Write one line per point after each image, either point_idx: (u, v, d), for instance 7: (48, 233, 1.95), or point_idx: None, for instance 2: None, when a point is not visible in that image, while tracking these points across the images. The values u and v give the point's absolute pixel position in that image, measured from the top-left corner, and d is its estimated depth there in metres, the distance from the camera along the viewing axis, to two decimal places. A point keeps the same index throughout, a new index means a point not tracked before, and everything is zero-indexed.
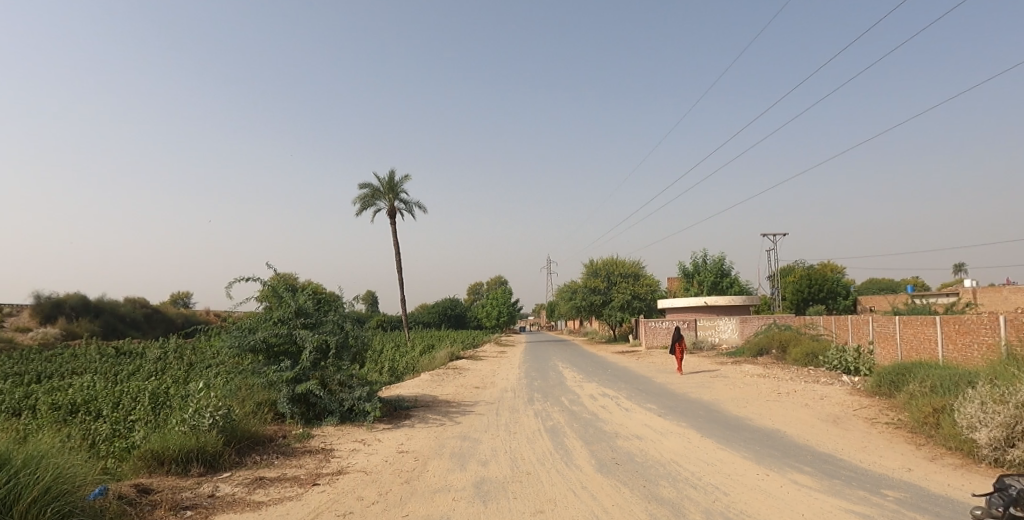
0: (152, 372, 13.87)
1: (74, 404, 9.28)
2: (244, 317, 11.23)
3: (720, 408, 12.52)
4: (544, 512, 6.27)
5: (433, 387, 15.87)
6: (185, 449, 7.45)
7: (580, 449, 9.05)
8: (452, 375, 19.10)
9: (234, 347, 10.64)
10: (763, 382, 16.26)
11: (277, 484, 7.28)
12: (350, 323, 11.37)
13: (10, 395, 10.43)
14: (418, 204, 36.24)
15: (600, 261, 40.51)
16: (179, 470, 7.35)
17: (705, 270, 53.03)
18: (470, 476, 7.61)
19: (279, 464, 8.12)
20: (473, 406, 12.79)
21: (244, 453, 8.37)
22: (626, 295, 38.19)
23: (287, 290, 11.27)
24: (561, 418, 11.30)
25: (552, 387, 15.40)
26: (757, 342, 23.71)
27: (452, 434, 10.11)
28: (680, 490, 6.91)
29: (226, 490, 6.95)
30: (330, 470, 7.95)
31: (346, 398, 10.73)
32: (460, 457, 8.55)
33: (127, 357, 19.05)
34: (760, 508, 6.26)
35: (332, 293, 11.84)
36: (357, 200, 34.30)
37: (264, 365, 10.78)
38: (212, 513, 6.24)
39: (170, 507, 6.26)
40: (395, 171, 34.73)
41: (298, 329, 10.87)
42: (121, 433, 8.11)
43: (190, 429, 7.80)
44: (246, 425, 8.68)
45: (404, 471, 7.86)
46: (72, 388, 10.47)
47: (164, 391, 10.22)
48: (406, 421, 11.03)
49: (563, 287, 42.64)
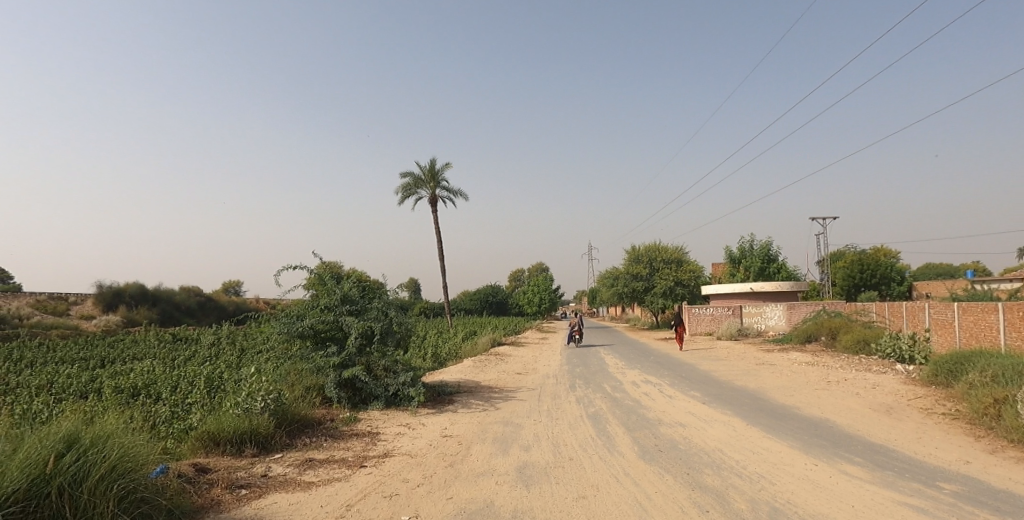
0: (206, 357, 14.44)
1: (136, 387, 9.74)
2: (292, 304, 11.49)
3: (766, 396, 12.24)
4: (587, 498, 6.30)
5: (475, 373, 16.05)
6: (239, 430, 7.74)
7: (622, 436, 8.99)
8: (494, 361, 19.24)
9: (283, 332, 10.91)
10: (812, 370, 15.79)
11: (326, 465, 7.49)
12: (394, 310, 11.53)
13: (78, 379, 11.01)
14: (461, 194, 36.32)
15: (643, 247, 39.95)
16: (233, 451, 7.65)
17: (751, 256, 51.63)
18: (514, 461, 7.68)
19: (328, 446, 8.35)
20: (515, 392, 12.86)
21: (294, 435, 8.65)
22: (669, 281, 37.50)
23: (332, 278, 11.52)
24: (603, 405, 11.22)
25: (594, 374, 15.31)
26: (806, 329, 23.06)
27: (495, 419, 10.19)
28: (725, 479, 6.82)
29: (279, 470, 7.20)
30: (376, 452, 8.13)
31: (390, 384, 10.94)
32: (503, 442, 8.62)
33: (185, 343, 19.84)
34: (808, 498, 6.12)
35: (376, 280, 12.04)
36: (400, 188, 34.62)
37: (312, 350, 11.04)
38: (265, 492, 6.49)
39: (226, 486, 6.54)
40: (436, 158, 34.90)
41: (344, 316, 11.10)
42: (179, 415, 8.46)
43: (244, 411, 8.09)
44: (296, 409, 8.96)
45: (448, 455, 7.99)
46: (134, 372, 10.97)
47: (218, 375, 10.61)
48: (450, 407, 11.16)
49: (605, 274, 42.36)
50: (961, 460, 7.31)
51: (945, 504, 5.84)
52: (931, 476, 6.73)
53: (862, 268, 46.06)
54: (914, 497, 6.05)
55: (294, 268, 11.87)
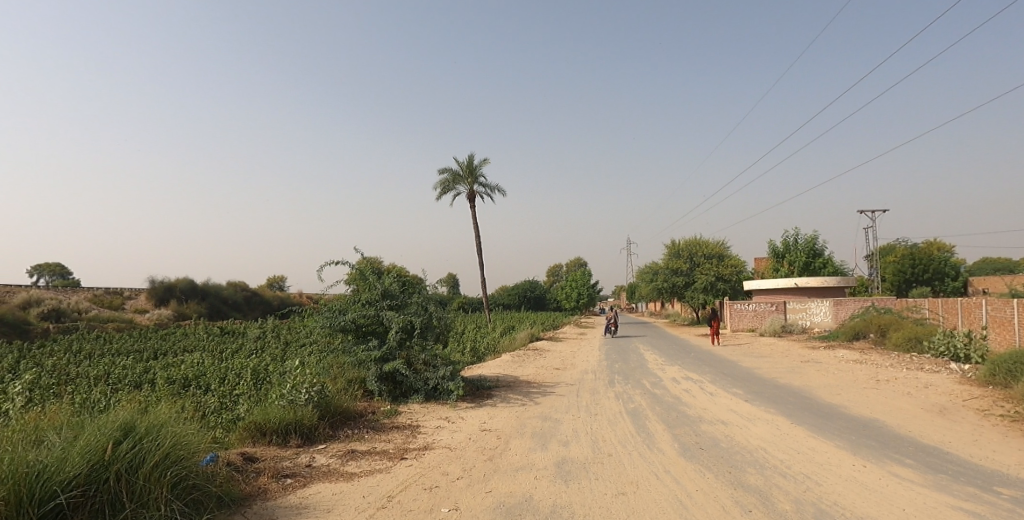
0: (253, 350, 14.88)
1: (186, 378, 10.10)
2: (334, 299, 11.71)
3: (812, 395, 11.90)
4: (626, 494, 6.25)
5: (513, 367, 16.08)
6: (284, 421, 7.95)
7: (662, 432, 8.88)
8: (532, 356, 19.23)
9: (325, 326, 11.13)
10: (860, 368, 15.27)
11: (368, 457, 7.62)
12: (434, 305, 11.63)
13: (133, 370, 11.47)
14: (498, 189, 36.40)
15: (682, 241, 39.33)
16: (279, 441, 7.86)
17: (796, 250, 50.26)
18: (553, 456, 7.67)
19: (369, 438, 8.51)
20: (553, 387, 12.83)
21: (337, 427, 8.84)
22: (710, 276, 36.79)
23: (373, 273, 11.69)
24: (642, 401, 11.09)
25: (633, 370, 15.17)
26: (853, 326, 22.33)
27: (533, 414, 10.19)
28: (769, 479, 6.66)
29: (322, 461, 7.37)
30: (417, 445, 8.24)
31: (430, 378, 11.05)
32: (541, 437, 8.62)
33: (232, 337, 20.48)
34: (856, 500, 5.93)
35: (416, 276, 12.14)
36: (438, 184, 34.91)
37: (353, 344, 11.24)
38: (310, 482, 6.66)
39: (272, 475, 6.73)
40: (474, 154, 35.04)
41: (385, 311, 11.25)
42: (227, 405, 8.74)
43: (289, 403, 8.29)
44: (339, 401, 9.15)
45: (487, 449, 8.03)
46: (184, 364, 11.36)
47: (263, 368, 10.91)
48: (488, 401, 11.22)
49: (644, 269, 41.84)
50: (1021, 464, 6.96)
51: (1003, 510, 5.57)
52: (988, 480, 6.43)
53: (914, 263, 44.36)
54: (969, 502, 5.80)
55: (336, 263, 12.09)
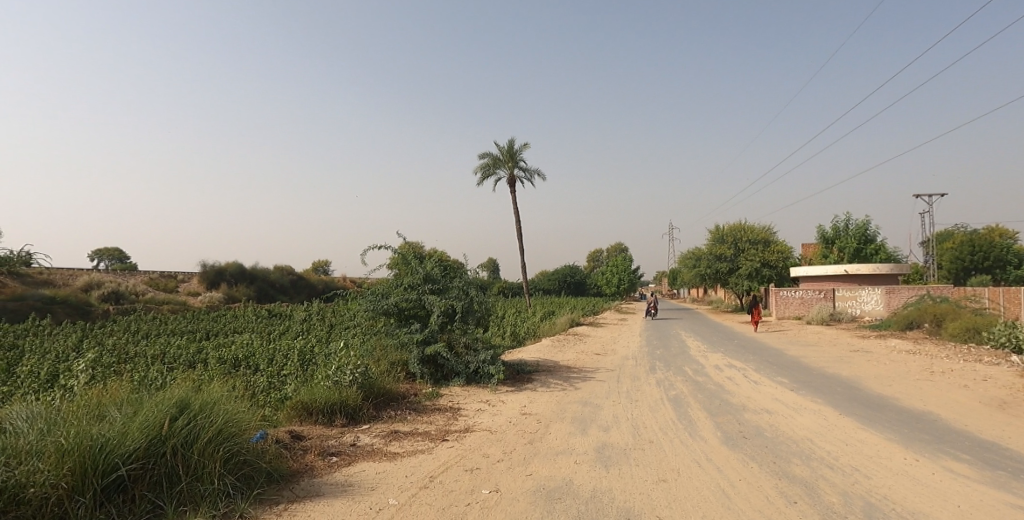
0: (299, 332, 15.29)
1: (237, 358, 10.46)
2: (377, 283, 11.91)
3: (861, 385, 11.52)
4: (667, 481, 6.19)
5: (553, 352, 16.06)
6: (329, 401, 8.16)
7: (704, 420, 8.75)
8: (572, 341, 19.20)
9: (369, 309, 11.32)
10: (913, 359, 14.69)
11: (410, 437, 7.76)
12: (474, 289, 11.71)
13: (187, 350, 11.95)
14: (538, 173, 36.21)
15: (727, 227, 38.47)
16: (325, 421, 8.08)
17: (846, 236, 48.57)
18: (593, 441, 7.65)
19: (412, 419, 8.66)
20: (593, 372, 12.77)
21: (380, 407, 9.02)
22: (755, 262, 35.90)
23: (415, 258, 11.82)
24: (684, 388, 10.94)
25: (674, 357, 14.98)
26: (907, 315, 21.49)
27: (573, 399, 10.18)
28: (815, 470, 6.48)
29: (366, 440, 7.54)
30: (458, 427, 8.34)
31: (471, 361, 11.16)
32: (581, 422, 8.61)
33: (279, 319, 21.13)
34: (908, 495, 5.72)
35: (457, 260, 12.22)
36: (479, 169, 34.99)
37: (396, 327, 11.41)
38: (354, 460, 6.82)
39: (319, 453, 6.93)
40: (514, 138, 34.93)
41: (427, 295, 11.36)
42: (276, 385, 9.01)
43: (334, 384, 8.50)
44: (382, 383, 9.33)
45: (527, 432, 8.08)
46: (235, 345, 11.76)
47: (309, 349, 11.20)
48: (528, 385, 11.25)
49: (686, 255, 41.15)
50: None
51: None
52: None
53: (973, 250, 42.30)
54: None
55: (379, 248, 12.28)
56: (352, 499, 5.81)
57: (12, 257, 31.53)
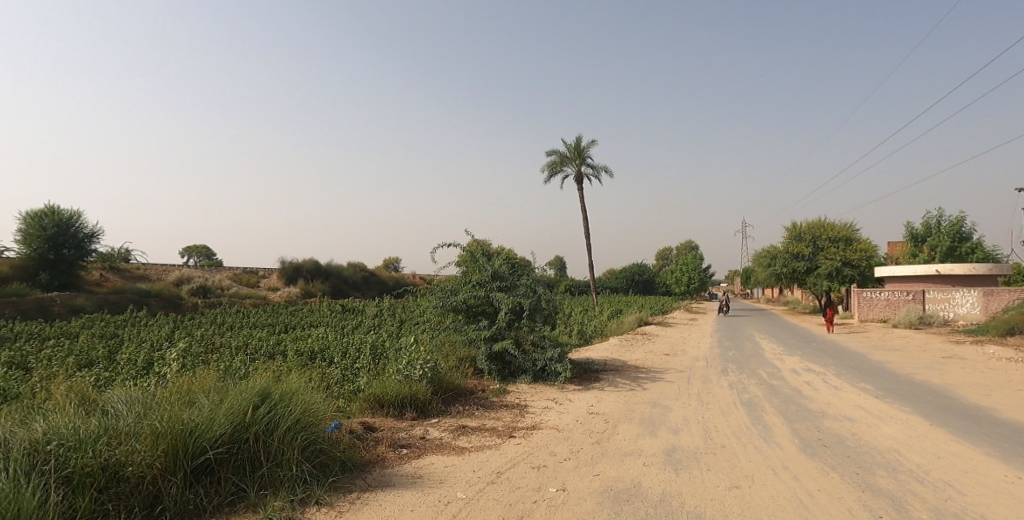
0: (371, 327, 15.77)
1: (313, 351, 10.90)
2: (446, 280, 12.12)
3: (955, 394, 10.72)
4: (740, 488, 5.98)
5: (620, 352, 15.85)
6: (400, 395, 8.37)
7: (780, 426, 8.39)
8: (639, 341, 18.85)
9: (438, 306, 11.54)
10: (1016, 368, 13.52)
11: (478, 433, 7.85)
12: (542, 287, 11.71)
13: (267, 342, 12.58)
14: (606, 170, 35.77)
15: (805, 224, 36.77)
16: (396, 413, 8.29)
17: (938, 234, 45.33)
18: (662, 443, 7.48)
19: (480, 415, 8.75)
20: (662, 373, 12.50)
21: (449, 402, 9.18)
22: (835, 261, 34.05)
23: (483, 255, 11.96)
24: (758, 392, 10.52)
25: (748, 359, 14.44)
26: (1008, 320, 19.83)
27: (642, 400, 10.00)
28: (902, 483, 6.09)
29: (435, 434, 7.68)
30: (525, 424, 8.37)
31: (539, 359, 11.15)
32: (650, 423, 8.45)
33: (352, 314, 21.89)
34: (1008, 515, 5.27)
35: (524, 258, 12.25)
36: (546, 166, 34.94)
37: (464, 323, 11.57)
38: (424, 453, 6.96)
39: (389, 445, 7.11)
40: (582, 135, 34.65)
41: (494, 292, 11.46)
42: (349, 377, 9.33)
43: (405, 378, 8.72)
44: (451, 378, 9.49)
45: (594, 432, 8.00)
46: (311, 338, 12.27)
47: (380, 344, 11.54)
48: (595, 384, 11.14)
49: (761, 253, 39.52)
50: None
51: None
52: None
53: None
54: None
55: (448, 245, 12.49)
56: (421, 491, 5.93)
57: (113, 253, 34.19)
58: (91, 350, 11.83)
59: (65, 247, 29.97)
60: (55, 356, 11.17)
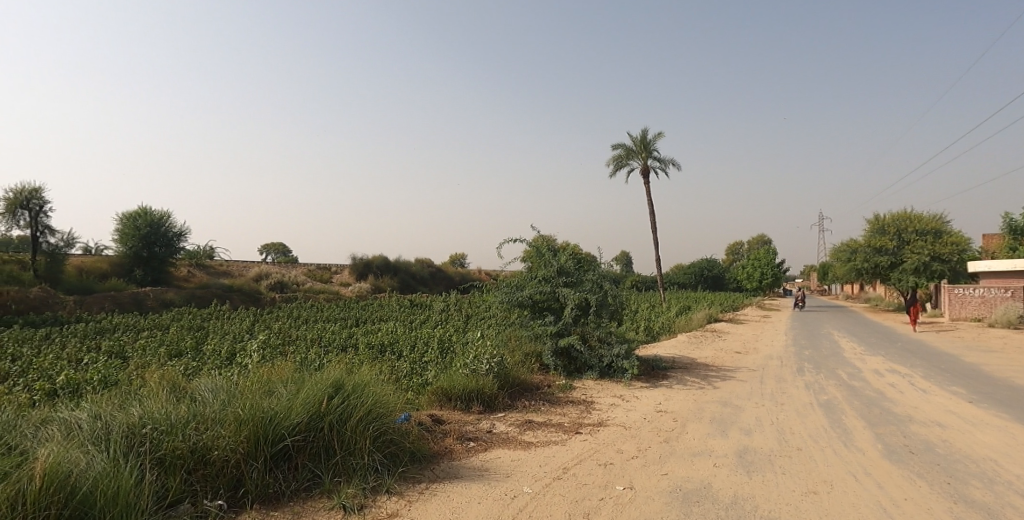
0: (438, 322, 16.08)
1: (383, 345, 11.22)
2: (511, 275, 12.17)
3: None
4: (818, 493, 5.71)
5: (689, 349, 15.48)
6: (467, 388, 8.50)
7: (861, 429, 7.96)
8: (709, 338, 18.33)
9: (504, 301, 11.61)
10: None
11: (544, 428, 7.86)
12: (608, 283, 11.56)
13: (340, 335, 13.06)
14: (673, 163, 34.92)
15: (888, 216, 34.72)
16: (463, 406, 8.42)
17: None
18: (733, 444, 7.25)
19: (546, 410, 8.76)
20: (733, 371, 12.11)
21: (515, 397, 9.23)
22: (923, 255, 31.90)
23: (548, 251, 11.94)
24: (837, 394, 10.02)
25: (826, 358, 13.77)
26: None
27: (711, 399, 9.72)
28: (1000, 495, 5.64)
29: (502, 428, 7.75)
30: (592, 421, 8.31)
31: (605, 355, 11.03)
32: (721, 423, 8.21)
33: (420, 309, 22.42)
34: None
35: (590, 254, 12.13)
36: (611, 160, 34.48)
37: (530, 319, 11.59)
38: (490, 447, 7.04)
39: (457, 437, 7.24)
40: (648, 128, 33.96)
41: (561, 287, 11.41)
42: (418, 370, 9.55)
43: (472, 372, 8.85)
44: (517, 373, 9.53)
45: (663, 430, 7.84)
46: (381, 332, 12.64)
47: (447, 338, 11.75)
48: (663, 382, 10.93)
49: (839, 247, 37.60)
50: None
51: None
52: None
53: None
54: None
55: (514, 240, 12.55)
56: (488, 484, 6.00)
57: (199, 251, 36.39)
58: (181, 341, 12.66)
59: (157, 245, 32.04)
60: (149, 346, 12.03)
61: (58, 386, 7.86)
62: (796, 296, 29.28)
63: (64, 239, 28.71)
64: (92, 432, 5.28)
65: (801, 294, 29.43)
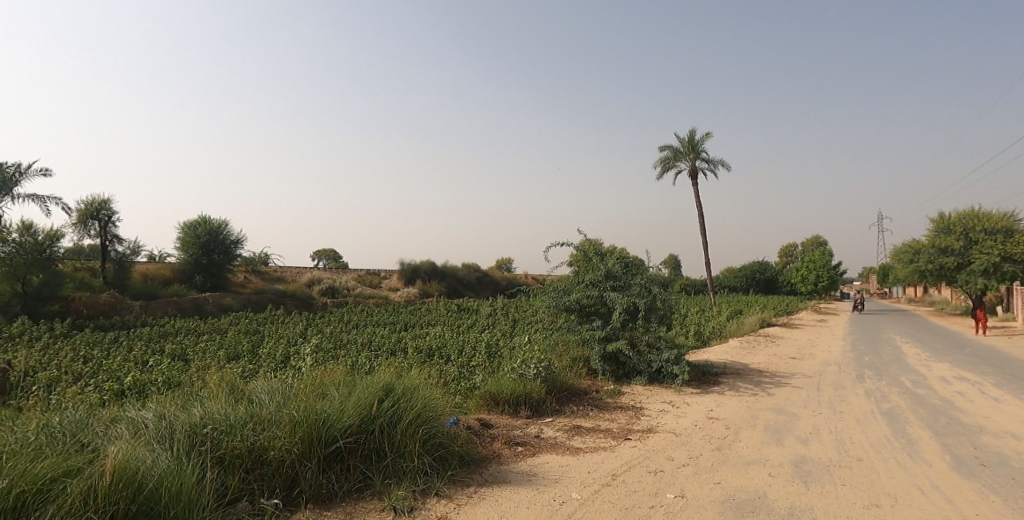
0: (485, 327, 16.17)
1: (431, 349, 11.37)
2: (558, 280, 12.15)
3: None
4: (881, 507, 5.47)
5: (741, 354, 15.08)
6: (515, 393, 8.52)
7: (927, 440, 7.59)
8: (762, 343, 17.82)
9: (551, 306, 11.59)
10: None
11: (593, 434, 7.80)
12: (657, 286, 11.38)
13: (390, 339, 13.30)
14: (722, 164, 34.19)
15: (954, 214, 33.04)
16: (511, 411, 8.44)
17: None
18: (790, 453, 7.02)
19: (594, 415, 8.69)
20: (788, 378, 11.73)
21: (563, 402, 9.19)
22: (993, 256, 30.16)
23: (595, 254, 11.87)
24: (901, 402, 9.57)
25: (888, 365, 13.17)
26: None
27: (765, 406, 9.44)
28: None
29: (550, 433, 7.72)
30: (641, 427, 8.19)
31: (654, 360, 10.86)
32: (776, 431, 7.96)
33: (467, 313, 22.61)
34: None
35: (638, 257, 11.98)
36: (658, 162, 34.03)
37: (578, 323, 11.53)
38: (538, 452, 7.03)
39: (505, 442, 7.26)
40: (696, 129, 33.37)
41: (608, 292, 11.32)
42: (465, 374, 9.63)
43: (519, 376, 8.87)
44: (564, 378, 9.50)
45: (715, 438, 7.66)
46: (429, 336, 12.81)
47: (494, 343, 11.80)
48: (715, 388, 10.69)
49: (901, 248, 35.98)
50: None
51: None
52: None
53: None
54: None
55: (561, 245, 12.51)
56: (537, 489, 5.99)
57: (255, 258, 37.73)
58: (238, 344, 13.14)
59: (216, 252, 33.36)
60: (209, 349, 12.54)
61: (126, 387, 8.27)
62: (854, 298, 28.15)
63: (130, 247, 30.26)
64: (157, 431, 5.53)
65: (860, 296, 28.23)
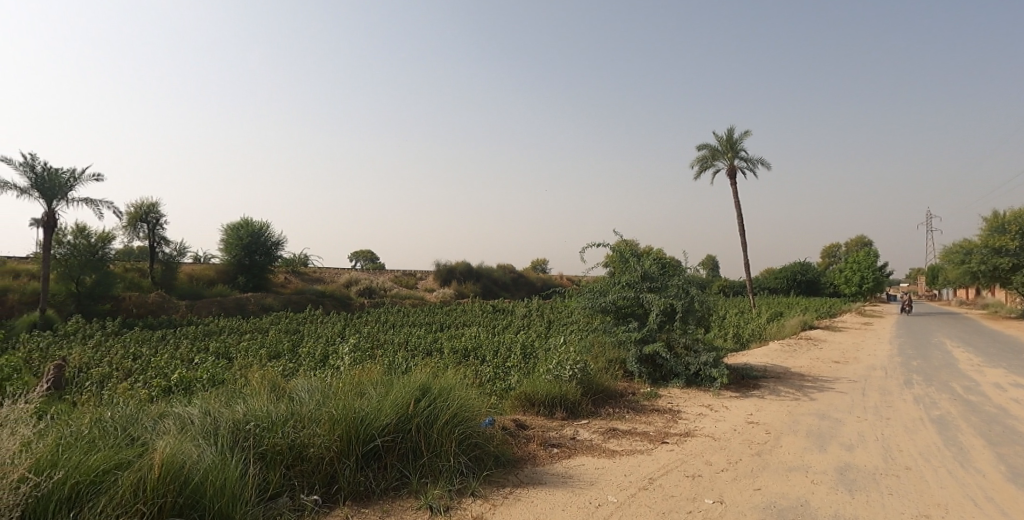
0: (521, 327, 16.19)
1: (467, 349, 11.44)
2: (594, 281, 12.08)
3: None
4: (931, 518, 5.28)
5: (782, 357, 14.74)
6: (551, 394, 8.52)
7: (981, 449, 7.28)
8: (805, 346, 17.37)
9: (587, 307, 11.54)
10: None
11: (629, 436, 7.73)
12: (695, 287, 11.21)
13: (426, 339, 13.44)
14: (762, 162, 33.46)
15: (1010, 213, 31.58)
16: (546, 412, 8.43)
17: None
18: (833, 460, 6.83)
19: (630, 418, 8.61)
20: (832, 382, 11.41)
21: (599, 404, 9.14)
22: None
23: (632, 255, 11.78)
24: (952, 409, 9.20)
25: (938, 370, 12.68)
26: None
27: (808, 411, 9.20)
28: None
29: (585, 435, 7.69)
30: (679, 430, 8.09)
31: (692, 362, 10.71)
32: (819, 437, 7.75)
33: (502, 314, 22.70)
34: None
35: (676, 258, 11.82)
36: (696, 162, 33.53)
37: (614, 325, 11.45)
38: (574, 453, 7.01)
39: (540, 443, 7.26)
40: (735, 127, 32.75)
41: (645, 293, 11.20)
42: (501, 375, 9.66)
43: (555, 377, 8.86)
44: (600, 380, 9.44)
45: (755, 443, 7.51)
46: (465, 337, 12.90)
47: (530, 343, 11.81)
48: (755, 392, 10.46)
49: (952, 248, 34.58)
50: None
51: None
52: None
53: None
54: None
55: (597, 246, 12.43)
56: (572, 491, 5.97)
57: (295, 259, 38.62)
58: (278, 343, 13.46)
59: (257, 253, 34.26)
60: (251, 348, 12.88)
61: (173, 384, 8.55)
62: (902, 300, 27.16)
63: (177, 248, 31.37)
64: (203, 426, 5.71)
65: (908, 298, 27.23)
